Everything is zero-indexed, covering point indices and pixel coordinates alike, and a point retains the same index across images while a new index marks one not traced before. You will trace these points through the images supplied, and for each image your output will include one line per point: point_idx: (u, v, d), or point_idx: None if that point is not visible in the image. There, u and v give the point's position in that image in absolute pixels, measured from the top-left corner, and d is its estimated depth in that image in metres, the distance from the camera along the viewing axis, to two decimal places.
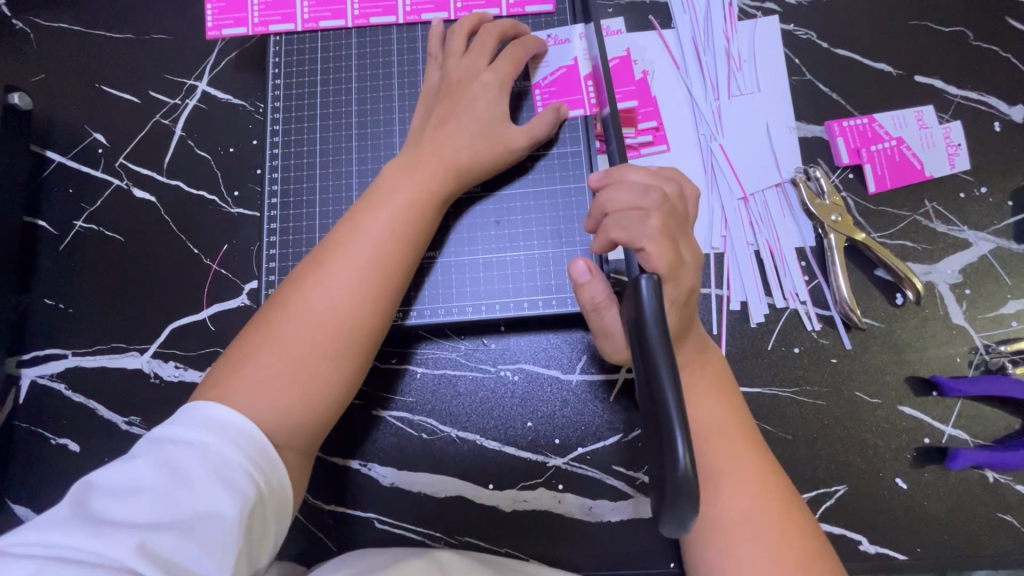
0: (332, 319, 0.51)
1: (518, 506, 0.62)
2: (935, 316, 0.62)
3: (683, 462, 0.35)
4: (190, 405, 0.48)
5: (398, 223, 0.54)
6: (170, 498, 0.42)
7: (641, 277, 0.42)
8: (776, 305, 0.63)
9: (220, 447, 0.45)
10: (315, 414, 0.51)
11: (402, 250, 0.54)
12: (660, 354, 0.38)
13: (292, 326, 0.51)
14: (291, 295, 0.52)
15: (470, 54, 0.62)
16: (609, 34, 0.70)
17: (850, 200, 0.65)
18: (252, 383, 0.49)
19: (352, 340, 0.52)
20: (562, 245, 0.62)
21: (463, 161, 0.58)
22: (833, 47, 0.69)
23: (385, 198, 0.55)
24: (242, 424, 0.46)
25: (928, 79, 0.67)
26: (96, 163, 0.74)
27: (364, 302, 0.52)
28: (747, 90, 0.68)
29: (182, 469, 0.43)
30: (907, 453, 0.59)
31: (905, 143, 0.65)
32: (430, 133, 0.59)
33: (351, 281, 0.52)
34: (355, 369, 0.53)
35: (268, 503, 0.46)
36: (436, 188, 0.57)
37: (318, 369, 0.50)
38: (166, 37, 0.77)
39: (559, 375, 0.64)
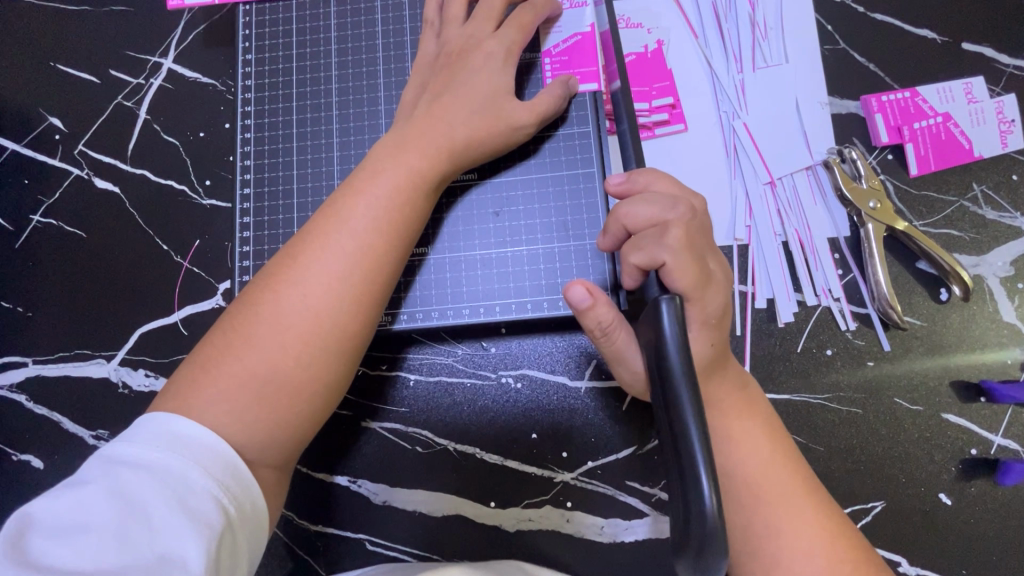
0: (309, 323, 0.45)
1: (522, 526, 0.56)
2: (984, 313, 0.55)
3: (709, 503, 0.31)
4: (149, 417, 0.42)
5: (383, 213, 0.48)
6: (123, 536, 0.37)
7: (662, 297, 0.37)
8: (806, 303, 0.57)
9: (183, 471, 0.39)
10: (293, 433, 0.45)
11: (388, 244, 0.48)
12: (683, 382, 0.34)
13: (261, 329, 0.45)
14: (262, 294, 0.46)
15: (473, 21, 0.55)
16: (628, 24, 0.63)
17: (889, 184, 0.58)
18: (217, 396, 0.43)
19: (329, 346, 0.46)
20: (569, 238, 0.56)
21: (458, 142, 0.51)
22: (870, 11, 0.61)
23: (369, 184, 0.49)
24: (207, 440, 0.41)
25: (976, 46, 0.60)
26: (53, 151, 0.67)
27: (343, 304, 0.46)
28: (775, 62, 0.61)
29: (138, 499, 0.38)
30: (952, 466, 0.53)
31: (951, 120, 0.58)
32: (422, 110, 0.52)
33: (330, 279, 0.46)
34: (335, 381, 0.46)
35: (241, 532, 0.41)
36: (427, 173, 0.50)
37: (292, 381, 0.45)
38: (127, 9, 0.69)
39: (565, 381, 0.58)
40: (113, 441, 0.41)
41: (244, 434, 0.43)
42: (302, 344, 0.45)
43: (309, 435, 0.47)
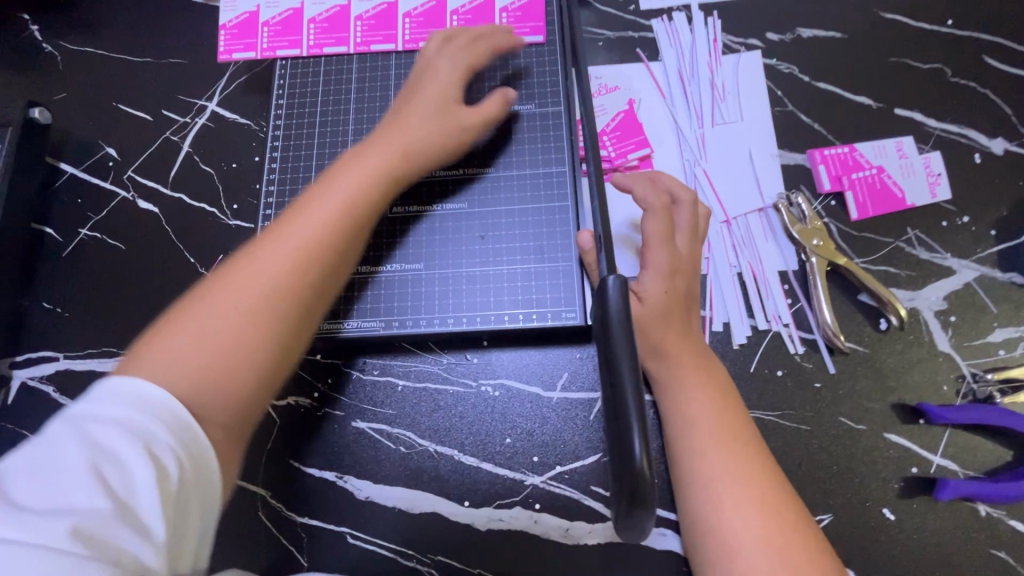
0: (275, 275, 0.48)
1: (493, 525, 0.60)
2: (921, 342, 0.61)
3: (639, 459, 0.33)
4: (107, 381, 0.42)
5: (358, 182, 0.54)
6: (95, 480, 0.37)
7: (610, 276, 0.40)
8: (758, 327, 0.63)
9: (149, 424, 0.40)
10: (238, 390, 0.45)
11: (348, 217, 0.52)
12: (623, 355, 0.37)
13: (226, 282, 0.48)
14: (237, 257, 0.50)
15: (448, 50, 0.66)
16: (607, 90, 0.73)
17: (832, 226, 0.65)
18: (167, 349, 0.45)
19: (292, 297, 0.48)
20: (545, 260, 0.63)
21: (418, 135, 0.60)
22: (814, 80, 0.72)
23: (336, 177, 0.55)
24: (166, 394, 0.42)
25: (907, 111, 0.69)
26: (105, 175, 0.78)
27: (311, 256, 0.50)
28: (731, 119, 0.70)
29: (108, 448, 0.39)
30: (895, 483, 0.57)
31: (885, 172, 0.66)
32: (395, 115, 0.62)
33: (300, 235, 0.50)
34: (283, 339, 0.48)
35: (191, 494, 0.41)
36: (386, 170, 0.57)
37: (253, 329, 0.47)
38: (182, 61, 0.82)
39: (539, 392, 0.63)
40: (77, 401, 0.42)
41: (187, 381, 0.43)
42: (253, 302, 0.47)
43: (249, 393, 0.46)
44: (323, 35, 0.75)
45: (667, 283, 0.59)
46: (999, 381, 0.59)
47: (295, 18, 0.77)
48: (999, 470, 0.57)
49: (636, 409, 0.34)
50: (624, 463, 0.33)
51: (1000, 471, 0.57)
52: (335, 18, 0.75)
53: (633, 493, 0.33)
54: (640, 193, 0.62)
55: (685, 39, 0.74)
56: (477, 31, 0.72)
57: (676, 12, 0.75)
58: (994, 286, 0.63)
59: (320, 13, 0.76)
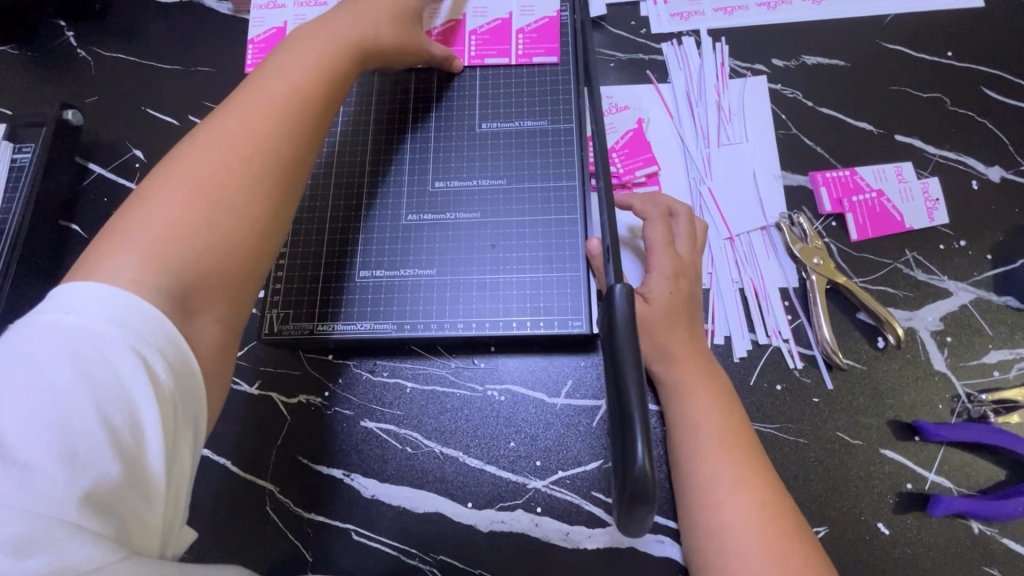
0: (241, 157, 0.49)
1: (495, 527, 0.62)
2: (917, 361, 0.63)
3: (642, 460, 0.34)
4: (81, 294, 0.39)
5: (308, 72, 0.55)
6: (88, 433, 0.36)
7: (617, 285, 0.42)
8: (758, 341, 0.65)
9: (134, 370, 0.38)
10: (239, 245, 0.47)
11: (314, 85, 0.55)
12: (629, 362, 0.38)
13: (183, 173, 0.47)
14: (187, 151, 0.49)
15: None
16: (617, 109, 0.76)
17: (832, 246, 0.67)
18: (143, 234, 0.44)
19: (269, 171, 0.50)
20: (553, 269, 0.65)
21: (368, 36, 0.62)
22: (817, 105, 0.74)
23: (284, 61, 0.56)
24: (142, 307, 0.40)
25: (907, 137, 0.72)
26: (132, 176, 0.81)
27: (278, 137, 0.51)
28: (736, 140, 0.73)
29: (97, 396, 0.37)
30: (890, 498, 0.58)
31: (885, 196, 0.68)
32: (331, 17, 0.62)
33: (259, 118, 0.51)
34: (274, 199, 0.50)
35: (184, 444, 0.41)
36: (349, 44, 0.59)
37: (226, 210, 0.47)
38: (210, 70, 0.85)
39: (544, 398, 0.65)
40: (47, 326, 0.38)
41: (184, 261, 0.44)
42: (240, 170, 0.49)
43: (255, 251, 0.49)
44: None
45: (672, 285, 0.62)
46: (993, 402, 0.60)
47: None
48: (993, 489, 0.58)
49: (639, 414, 0.36)
50: (626, 464, 0.35)
51: (994, 490, 0.58)
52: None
53: (635, 495, 0.34)
54: (639, 207, 0.66)
55: (693, 63, 0.77)
56: (495, 51, 0.75)
57: (685, 37, 0.79)
58: (990, 309, 0.64)
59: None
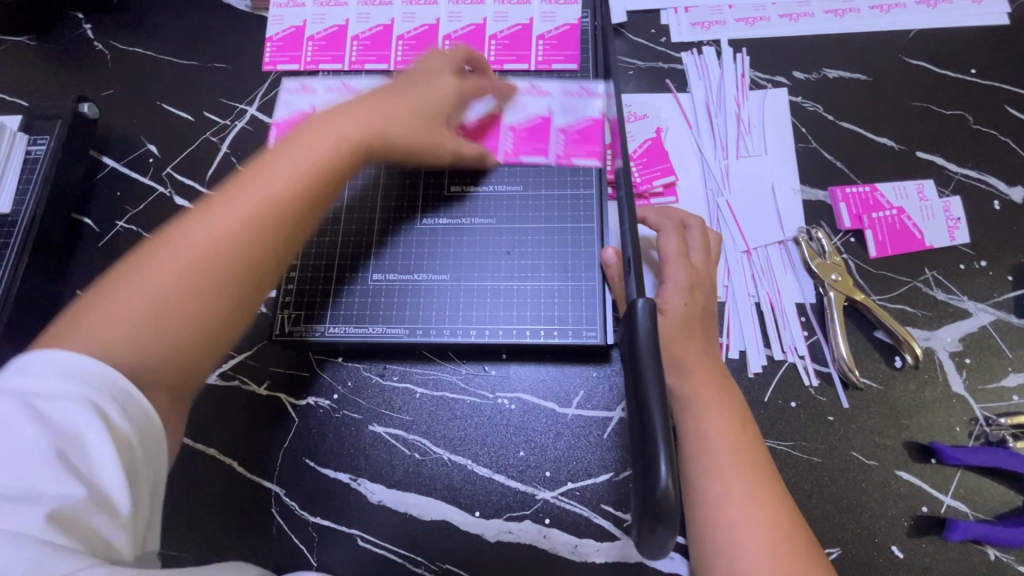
0: (211, 252, 0.47)
1: (502, 537, 0.61)
2: (935, 382, 0.62)
3: (665, 481, 0.33)
4: (32, 355, 0.41)
5: (309, 162, 0.52)
6: (45, 459, 0.36)
7: (639, 299, 0.41)
8: (774, 357, 0.64)
9: (84, 396, 0.39)
10: (180, 349, 0.45)
11: (296, 193, 0.50)
12: (651, 378, 0.38)
13: (164, 258, 0.46)
14: (173, 232, 0.48)
15: (437, 56, 0.66)
16: (636, 117, 0.75)
17: (850, 263, 0.67)
18: (107, 306, 0.44)
19: (230, 270, 0.47)
20: (569, 278, 0.65)
21: (393, 126, 0.58)
22: (838, 120, 0.74)
23: (293, 150, 0.53)
24: (88, 363, 0.40)
25: (929, 155, 0.71)
26: (145, 170, 0.81)
27: (250, 235, 0.48)
28: (756, 152, 0.72)
29: (51, 423, 0.38)
30: (905, 521, 0.58)
31: (906, 214, 0.68)
32: (375, 95, 0.60)
33: (243, 213, 0.48)
34: (229, 302, 0.47)
35: (140, 454, 0.40)
36: (355, 142, 0.55)
37: (178, 308, 0.45)
38: (226, 66, 0.85)
39: (554, 408, 0.64)
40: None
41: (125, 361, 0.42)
42: (203, 267, 0.46)
43: (192, 362, 0.46)
44: (365, 52, 0.78)
45: (687, 296, 0.61)
46: (1012, 426, 0.59)
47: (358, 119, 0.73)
48: (1010, 515, 0.57)
49: (662, 432, 0.35)
50: (648, 484, 0.34)
51: (1011, 516, 0.57)
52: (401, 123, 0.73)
53: (658, 516, 0.34)
54: (653, 218, 0.66)
55: (714, 73, 0.77)
56: (532, 148, 0.70)
57: (705, 47, 0.78)
58: (1010, 331, 0.63)
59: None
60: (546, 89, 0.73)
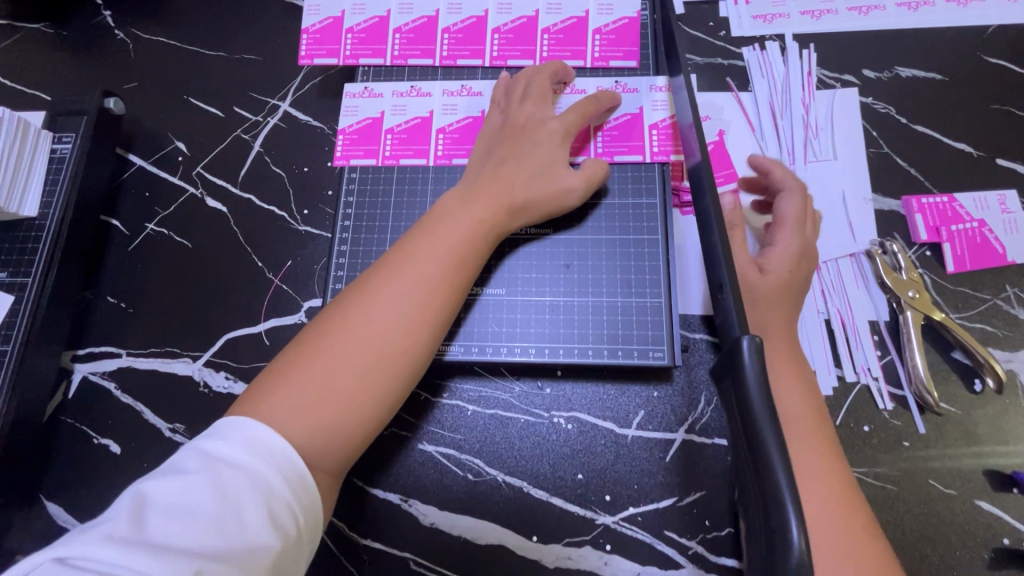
0: (373, 341, 0.52)
1: (561, 564, 0.59)
2: (1016, 406, 0.59)
3: (797, 542, 0.31)
4: (230, 418, 0.48)
5: (445, 254, 0.56)
6: (221, 526, 0.43)
7: (742, 337, 0.38)
8: (845, 378, 0.61)
9: (268, 475, 0.46)
10: (354, 432, 0.52)
11: (446, 282, 0.55)
12: (766, 425, 0.34)
13: (332, 348, 0.52)
14: (334, 319, 0.53)
15: (533, 101, 0.65)
16: None
17: (926, 277, 0.63)
18: (288, 400, 0.50)
19: (387, 359, 0.53)
20: (632, 295, 0.62)
21: (515, 201, 0.59)
22: (911, 122, 0.69)
23: (434, 236, 0.57)
24: (276, 442, 0.47)
25: (1010, 162, 0.67)
26: (174, 170, 0.77)
27: (403, 328, 0.53)
28: (824, 157, 0.68)
29: (233, 496, 0.44)
30: (985, 553, 0.55)
31: (987, 226, 0.64)
32: (492, 167, 0.61)
33: (396, 305, 0.53)
34: (386, 389, 0.52)
35: (305, 528, 0.47)
36: (489, 223, 0.58)
37: (347, 394, 0.51)
38: (256, 58, 0.81)
39: (614, 429, 0.62)
40: (206, 436, 0.47)
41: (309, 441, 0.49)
42: (365, 357, 0.52)
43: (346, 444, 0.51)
44: (409, 45, 0.73)
45: (795, 263, 0.57)
46: None
47: (423, 127, 0.72)
48: None
49: (789, 488, 0.32)
50: (777, 546, 0.31)
51: None
52: (468, 130, 0.71)
53: None
54: (778, 175, 0.62)
55: (778, 70, 0.72)
56: (624, 148, 0.66)
57: (768, 41, 0.73)
58: None
59: (451, 123, 0.72)
60: (636, 83, 0.68)
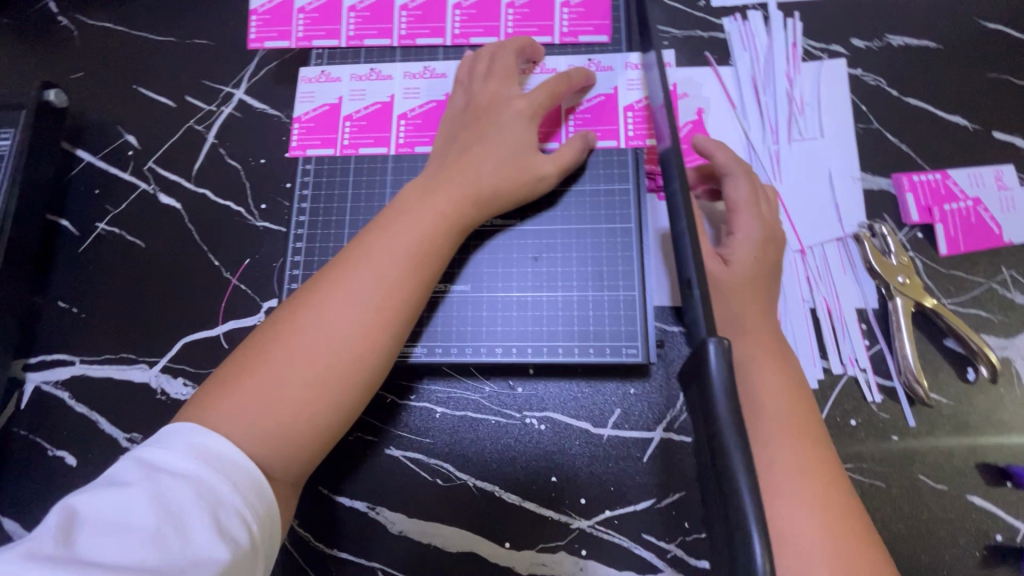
0: (326, 345, 0.48)
1: (535, 570, 0.56)
2: (1011, 395, 0.56)
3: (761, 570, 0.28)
4: (175, 427, 0.44)
5: (404, 251, 0.51)
6: (162, 541, 0.39)
7: (709, 339, 0.35)
8: (832, 370, 0.58)
9: (216, 482, 0.42)
10: (301, 448, 0.47)
11: (403, 281, 0.51)
12: (731, 435, 0.32)
13: (282, 353, 0.47)
14: (284, 321, 0.49)
15: (499, 80, 0.61)
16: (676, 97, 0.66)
17: (918, 261, 0.60)
18: (232, 409, 0.45)
19: (342, 365, 0.48)
20: (604, 288, 0.58)
21: (482, 191, 0.55)
22: (903, 95, 0.65)
23: (394, 229, 0.52)
24: (224, 449, 0.43)
25: (1007, 135, 0.63)
26: (125, 165, 0.73)
27: (360, 330, 0.49)
28: (809, 135, 0.64)
29: (177, 506, 0.40)
30: (977, 550, 0.53)
31: (982, 205, 0.60)
32: (455, 156, 0.57)
33: (352, 305, 0.49)
34: (341, 397, 0.48)
35: (260, 541, 0.43)
36: (451, 216, 0.54)
37: (297, 404, 0.47)
38: (208, 43, 0.76)
39: (589, 428, 0.59)
40: (148, 445, 0.43)
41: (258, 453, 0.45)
42: (318, 362, 0.47)
43: (300, 456, 0.47)
44: (364, 24, 0.69)
45: (759, 251, 0.54)
46: None
47: (384, 113, 0.68)
48: None
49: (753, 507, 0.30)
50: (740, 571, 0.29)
51: None
52: (431, 115, 0.67)
53: None
54: (722, 159, 0.56)
55: (760, 41, 0.67)
56: (598, 131, 0.63)
57: (751, 11, 0.68)
58: None
59: (413, 108, 0.67)
60: (611, 61, 0.64)
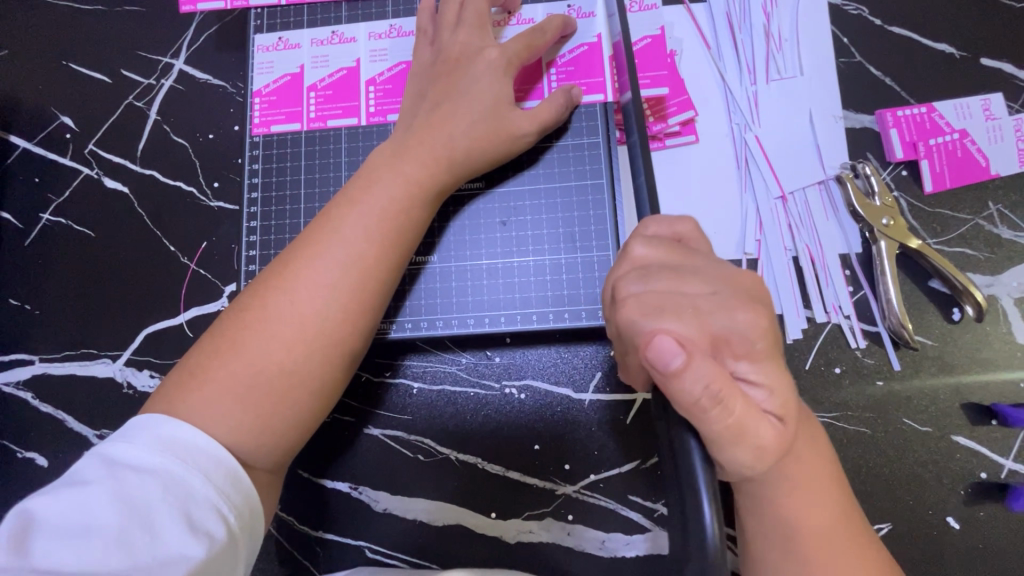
0: (298, 328, 0.44)
1: (523, 538, 0.56)
2: (997, 333, 0.55)
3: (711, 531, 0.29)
4: (139, 419, 0.41)
5: (376, 223, 0.47)
6: (127, 541, 0.35)
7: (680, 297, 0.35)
8: (815, 319, 0.56)
9: (187, 476, 0.38)
10: (278, 443, 0.44)
11: (379, 256, 0.47)
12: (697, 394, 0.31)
13: (250, 338, 0.43)
14: (251, 302, 0.45)
15: (468, 28, 0.56)
16: (648, 40, 0.61)
17: (902, 201, 0.57)
18: (199, 401, 0.42)
19: (316, 349, 0.44)
20: (576, 249, 0.56)
21: (457, 152, 0.51)
22: (887, 24, 0.61)
23: (363, 200, 0.48)
24: (192, 440, 0.40)
25: (995, 61, 0.60)
26: (63, 150, 0.68)
27: (333, 311, 0.45)
28: (789, 74, 0.60)
29: (143, 504, 0.37)
30: (962, 489, 0.53)
31: (968, 137, 0.57)
32: (425, 115, 0.53)
33: (324, 284, 0.45)
34: (318, 384, 0.45)
35: (239, 535, 0.39)
36: (426, 182, 0.50)
37: (269, 394, 0.43)
38: (139, 9, 0.69)
39: (570, 393, 0.57)
40: (111, 438, 0.40)
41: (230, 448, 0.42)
42: (291, 347, 0.44)
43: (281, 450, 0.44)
44: None
45: None
46: None
47: (350, 80, 0.64)
48: None
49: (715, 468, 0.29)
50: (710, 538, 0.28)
51: None
52: (400, 78, 0.63)
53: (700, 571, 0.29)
54: None
55: None
56: (583, 85, 0.58)
57: None
58: None
59: (381, 72, 0.63)
60: (592, 6, 0.60)
